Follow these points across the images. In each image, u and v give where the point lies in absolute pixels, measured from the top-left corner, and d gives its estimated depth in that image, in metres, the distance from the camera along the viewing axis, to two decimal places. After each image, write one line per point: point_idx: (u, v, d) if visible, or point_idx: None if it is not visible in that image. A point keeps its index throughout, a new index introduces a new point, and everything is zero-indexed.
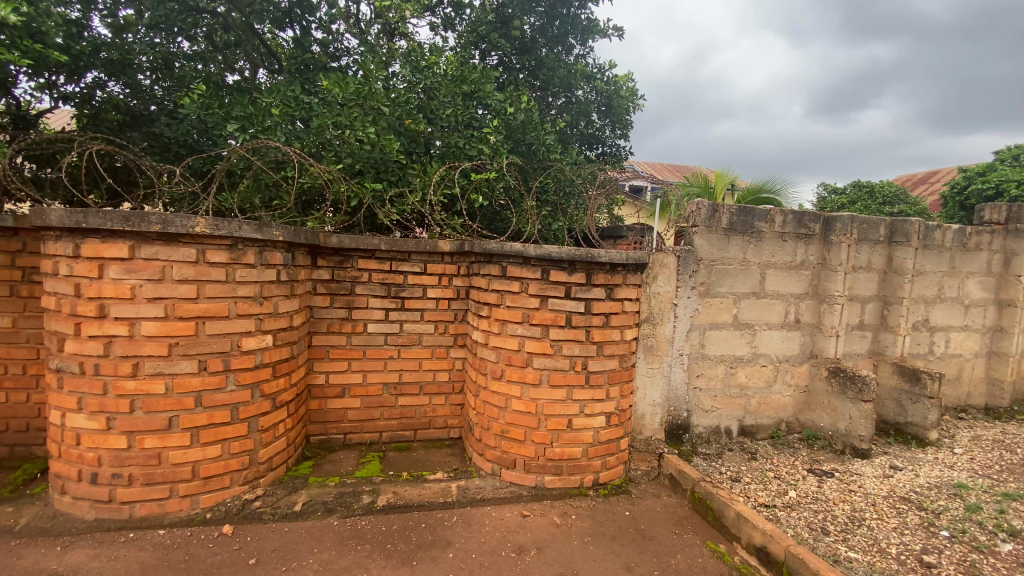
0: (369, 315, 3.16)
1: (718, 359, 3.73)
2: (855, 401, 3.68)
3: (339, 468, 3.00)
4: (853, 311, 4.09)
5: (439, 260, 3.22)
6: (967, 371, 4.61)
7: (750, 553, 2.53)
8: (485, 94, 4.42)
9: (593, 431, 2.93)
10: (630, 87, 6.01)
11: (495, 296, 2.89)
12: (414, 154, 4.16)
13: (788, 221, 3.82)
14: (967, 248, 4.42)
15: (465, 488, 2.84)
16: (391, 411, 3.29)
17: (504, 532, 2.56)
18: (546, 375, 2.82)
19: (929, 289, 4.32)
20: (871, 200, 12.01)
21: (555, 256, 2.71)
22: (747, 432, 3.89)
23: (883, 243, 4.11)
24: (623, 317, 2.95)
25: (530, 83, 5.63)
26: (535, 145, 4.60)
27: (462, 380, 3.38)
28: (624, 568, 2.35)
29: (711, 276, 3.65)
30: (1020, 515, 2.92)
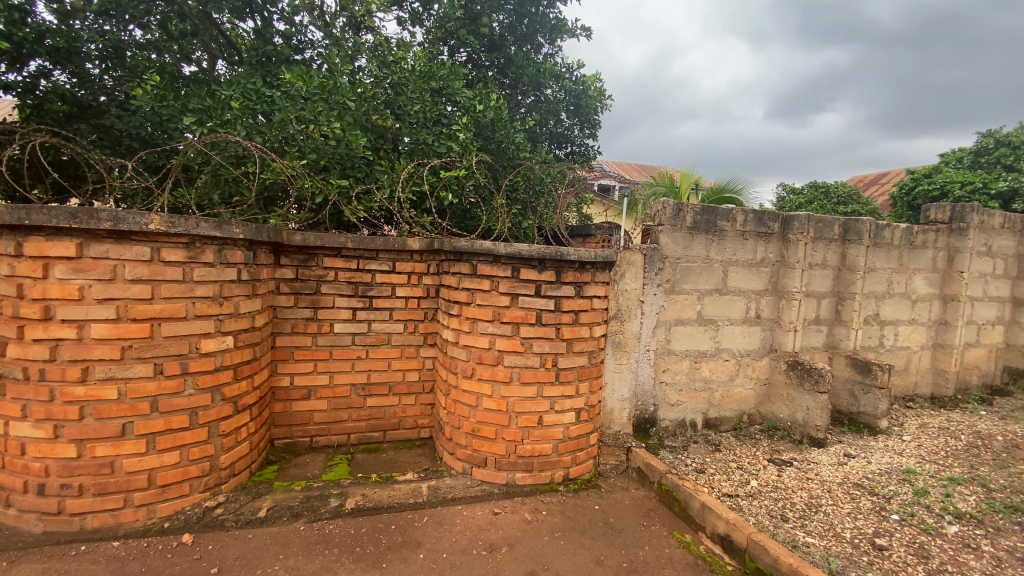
0: (336, 314, 3.09)
1: (683, 353, 3.82)
2: (812, 393, 3.84)
3: (306, 471, 2.93)
4: (811, 307, 4.26)
5: (408, 259, 3.18)
6: (914, 362, 4.87)
7: (714, 542, 2.61)
8: (454, 91, 4.38)
9: (563, 427, 2.95)
10: (598, 88, 6.08)
11: (465, 294, 2.87)
12: (380, 150, 4.12)
13: (749, 220, 3.94)
14: (915, 246, 4.66)
15: (436, 488, 2.83)
16: (359, 412, 3.24)
17: (476, 531, 2.56)
18: (517, 373, 2.83)
19: (880, 285, 4.54)
20: (827, 200, 12.51)
21: (525, 254, 2.72)
22: (711, 425, 4.00)
23: (838, 241, 4.30)
24: (592, 314, 2.98)
25: (499, 80, 5.61)
26: (504, 143, 4.59)
27: (432, 379, 3.36)
28: (594, 562, 2.38)
29: (676, 274, 3.73)
30: (962, 498, 3.11)
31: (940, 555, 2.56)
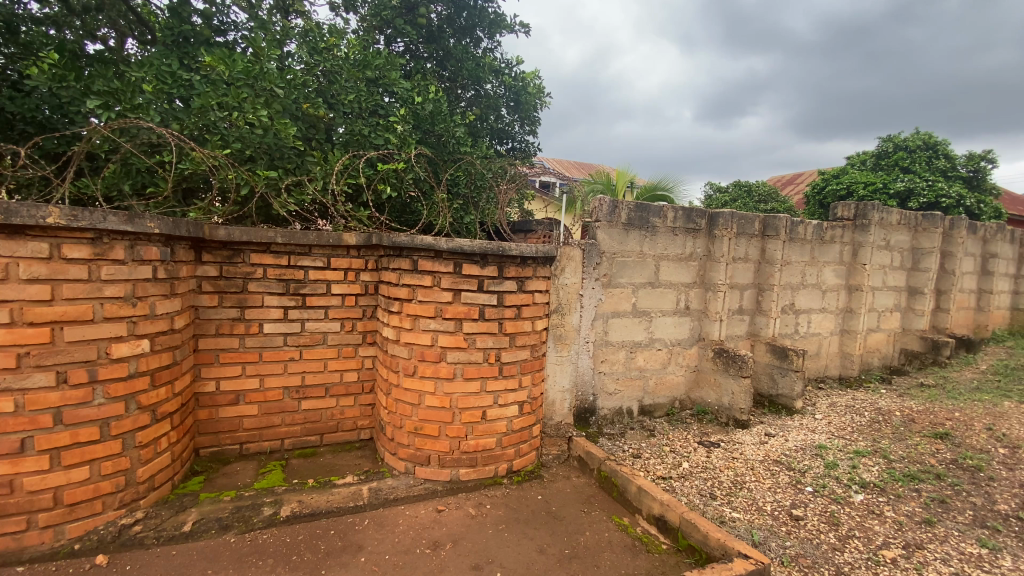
0: (266, 314, 2.94)
1: (620, 344, 3.97)
2: (736, 377, 4.11)
3: (236, 480, 2.78)
4: (734, 298, 4.56)
5: (344, 254, 3.07)
6: (824, 347, 5.33)
7: (650, 523, 2.73)
8: (391, 82, 4.36)
9: (506, 420, 2.98)
10: (538, 85, 6.15)
11: (406, 291, 2.80)
12: (312, 140, 4.02)
13: (679, 217, 4.14)
14: (824, 241, 5.10)
15: (378, 489, 2.76)
16: (294, 416, 3.10)
17: (419, 530, 2.53)
18: (460, 369, 2.81)
19: (795, 277, 4.93)
20: (749, 198, 13.39)
21: (467, 249, 2.71)
22: (646, 411, 4.19)
23: (758, 237, 4.61)
24: (534, 309, 3.02)
25: (438, 73, 5.54)
26: (444, 137, 4.54)
27: (372, 379, 3.27)
28: (537, 551, 2.43)
29: (613, 268, 3.86)
30: (865, 468, 3.45)
31: (848, 522, 2.82)
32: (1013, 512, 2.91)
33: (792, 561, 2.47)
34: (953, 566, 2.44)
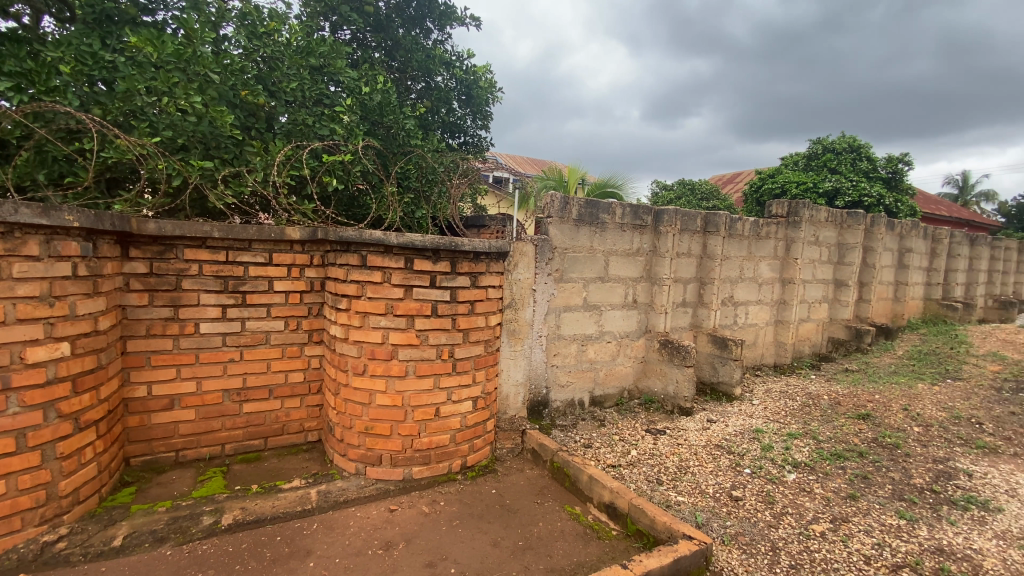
0: (202, 313, 2.78)
1: (572, 338, 4.05)
2: (680, 367, 4.29)
3: (171, 490, 2.62)
4: (678, 291, 4.75)
5: (287, 250, 2.94)
6: (761, 336, 5.66)
7: (601, 510, 2.81)
8: (336, 70, 4.25)
9: (460, 416, 2.97)
10: (489, 79, 6.12)
11: (354, 287, 2.72)
12: (252, 129, 3.84)
13: (626, 213, 4.27)
14: (761, 237, 5.40)
15: (327, 492, 2.69)
16: (235, 419, 2.96)
17: (370, 530, 2.49)
18: (412, 366, 2.77)
19: (733, 271, 5.19)
20: (693, 196, 13.98)
21: (418, 244, 2.66)
22: (597, 402, 4.30)
23: (700, 233, 4.83)
24: (487, 304, 3.02)
25: (387, 63, 5.41)
26: (393, 129, 4.45)
27: (319, 379, 3.17)
28: (491, 545, 2.44)
29: (564, 263, 3.93)
30: (797, 449, 3.70)
31: (782, 500, 3.02)
32: (924, 484, 3.22)
33: (732, 539, 2.62)
34: (874, 536, 2.67)
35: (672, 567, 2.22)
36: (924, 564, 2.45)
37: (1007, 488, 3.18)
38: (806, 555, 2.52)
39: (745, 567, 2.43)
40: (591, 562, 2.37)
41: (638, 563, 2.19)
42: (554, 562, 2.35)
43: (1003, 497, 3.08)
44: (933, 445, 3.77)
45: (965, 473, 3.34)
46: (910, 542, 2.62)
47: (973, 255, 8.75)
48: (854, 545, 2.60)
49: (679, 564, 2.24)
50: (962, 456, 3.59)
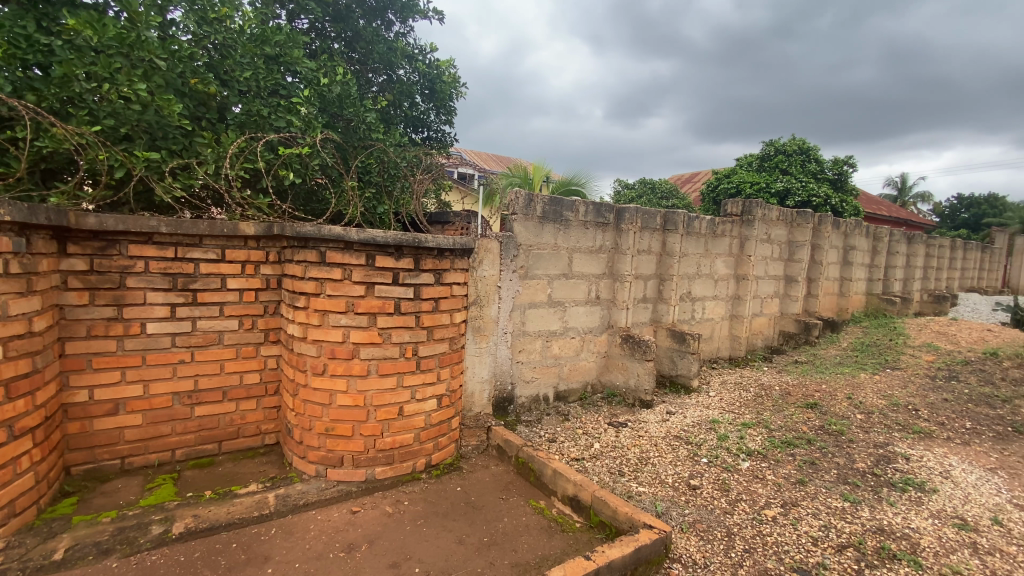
0: (149, 313, 2.64)
1: (536, 334, 4.08)
2: (641, 360, 4.40)
3: (117, 499, 2.48)
4: (640, 287, 4.87)
5: (241, 246, 2.82)
6: (717, 330, 5.87)
7: (565, 503, 2.85)
8: (293, 60, 4.13)
9: (424, 415, 2.94)
10: (453, 74, 6.06)
11: (313, 285, 2.65)
12: (202, 119, 3.66)
13: (589, 211, 4.33)
14: (717, 234, 5.59)
15: (286, 495, 2.61)
16: (186, 423, 2.83)
17: (332, 533, 2.43)
18: (374, 365, 2.72)
19: (691, 267, 5.36)
20: (653, 195, 14.32)
21: (380, 240, 2.62)
22: (561, 397, 4.35)
23: (659, 231, 4.96)
24: (452, 301, 2.99)
25: (346, 54, 5.28)
26: (353, 122, 4.41)
27: (277, 379, 3.07)
28: (456, 542, 2.44)
29: (529, 260, 3.95)
30: (751, 438, 3.86)
31: (737, 487, 3.15)
32: (866, 468, 3.42)
33: (691, 527, 2.71)
34: (821, 518, 2.82)
35: (633, 557, 2.28)
36: (866, 543, 2.61)
37: (939, 469, 3.43)
38: (758, 539, 2.64)
39: (703, 553, 2.52)
40: (555, 554, 2.41)
41: (601, 553, 2.22)
42: (519, 556, 2.37)
43: (935, 478, 3.31)
44: (874, 431, 4.02)
45: (902, 456, 3.58)
46: (853, 523, 2.79)
47: (910, 253, 9.36)
48: (803, 527, 2.74)
49: (640, 553, 2.30)
50: (900, 441, 3.84)
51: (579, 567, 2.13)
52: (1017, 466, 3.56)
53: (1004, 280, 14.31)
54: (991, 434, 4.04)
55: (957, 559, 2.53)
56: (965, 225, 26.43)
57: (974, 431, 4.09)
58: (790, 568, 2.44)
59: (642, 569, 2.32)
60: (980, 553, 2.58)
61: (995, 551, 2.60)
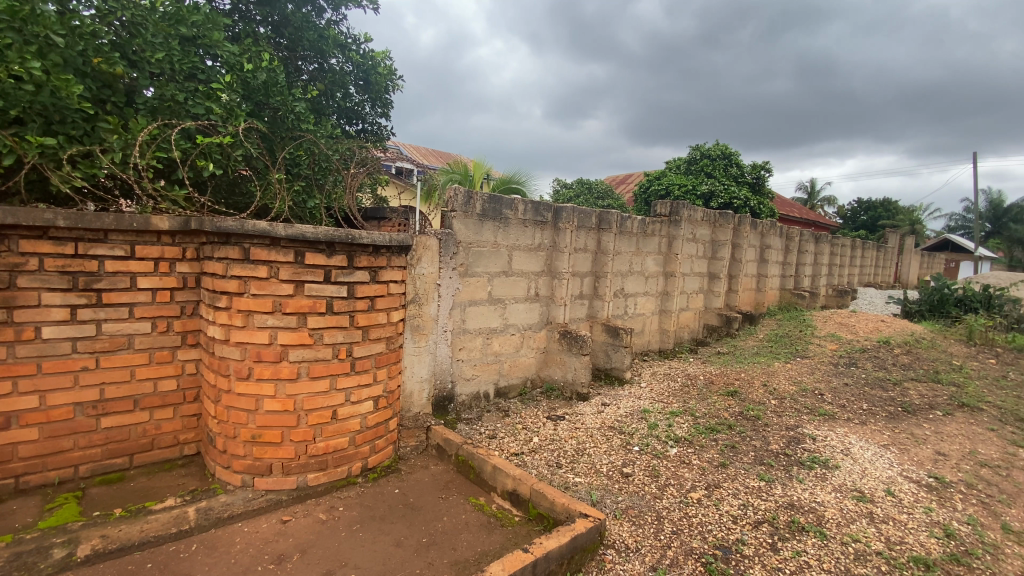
0: (45, 315, 2.37)
1: (476, 331, 4.08)
2: (578, 355, 4.54)
3: (9, 523, 2.22)
4: (576, 284, 5.01)
5: (153, 242, 2.60)
6: (648, 325, 6.16)
7: (504, 498, 2.88)
8: (213, 43, 3.86)
9: (360, 417, 2.85)
10: (389, 65, 5.91)
11: (236, 284, 2.49)
12: (108, 102, 3.33)
13: (528, 209, 4.38)
14: (647, 233, 5.86)
15: (207, 509, 2.44)
16: (91, 437, 2.57)
17: (259, 546, 2.31)
18: (305, 367, 2.61)
19: (624, 265, 5.59)
20: (589, 195, 14.77)
21: (309, 237, 2.51)
22: (501, 393, 4.38)
23: (594, 229, 5.13)
24: (388, 300, 2.92)
25: (274, 40, 5.00)
26: (281, 111, 4.22)
27: (196, 386, 2.86)
28: (393, 545, 2.39)
29: (468, 258, 3.94)
30: (678, 425, 4.09)
31: (665, 473, 3.33)
32: (779, 449, 3.73)
33: (624, 513, 2.84)
34: (740, 498, 3.05)
35: (570, 546, 2.34)
36: (779, 518, 2.85)
37: (840, 447, 3.80)
38: (685, 520, 2.81)
39: (635, 537, 2.64)
40: (494, 549, 2.43)
41: (539, 545, 2.27)
42: (458, 554, 2.37)
43: (837, 455, 3.68)
44: (786, 415, 4.38)
45: (810, 437, 3.94)
46: (768, 500, 3.03)
47: (817, 251, 10.27)
48: (725, 507, 2.95)
49: (576, 542, 2.37)
50: (808, 423, 4.22)
51: (517, 560, 2.16)
52: (903, 441, 4.03)
53: (896, 277, 16.00)
54: (883, 414, 4.53)
55: (856, 528, 2.82)
56: (864, 226, 29.34)
57: (869, 412, 4.58)
58: (713, 546, 2.61)
59: (579, 557, 2.40)
60: (875, 521, 2.89)
61: (887, 519, 2.93)
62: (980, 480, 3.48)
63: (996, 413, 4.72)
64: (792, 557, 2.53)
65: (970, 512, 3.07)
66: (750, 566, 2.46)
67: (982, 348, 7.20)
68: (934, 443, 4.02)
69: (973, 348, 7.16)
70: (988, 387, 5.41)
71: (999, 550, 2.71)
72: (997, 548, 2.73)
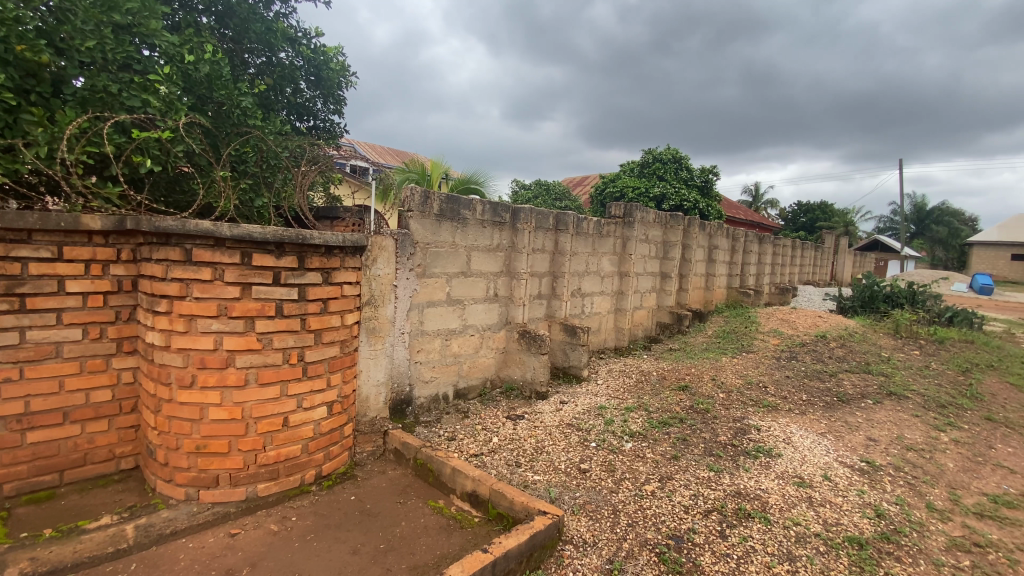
0: None
1: (435, 333, 4.05)
2: (537, 354, 4.59)
3: None
4: (535, 285, 5.06)
5: (84, 242, 2.43)
6: (604, 324, 6.30)
7: (463, 500, 2.88)
8: (150, 32, 3.64)
9: (313, 424, 2.76)
10: (341, 61, 5.76)
11: (177, 287, 2.36)
12: (31, 92, 3.06)
13: (486, 210, 4.39)
14: (603, 234, 6.00)
15: (148, 526, 2.31)
16: (15, 453, 2.37)
17: (206, 562, 2.20)
18: (253, 374, 2.50)
19: (581, 265, 5.70)
20: (547, 196, 14.97)
21: (257, 237, 2.41)
22: (461, 395, 4.36)
23: (552, 230, 5.20)
24: (342, 302, 2.85)
25: (218, 31, 4.75)
26: (225, 106, 4.03)
27: (134, 396, 2.69)
28: (350, 553, 2.34)
29: (426, 258, 3.90)
30: (633, 420, 4.21)
31: (621, 467, 3.42)
32: (727, 440, 3.91)
33: (581, 509, 2.89)
34: (692, 488, 3.17)
35: (529, 544, 2.37)
36: (727, 506, 2.99)
37: (783, 436, 4.03)
38: (640, 512, 2.89)
39: (592, 532, 2.70)
40: (454, 551, 2.42)
41: (498, 545, 2.28)
42: (417, 559, 2.34)
43: (780, 444, 3.89)
44: (733, 407, 4.60)
45: (755, 428, 4.14)
46: (717, 489, 3.17)
47: (761, 251, 10.83)
48: (677, 498, 3.06)
49: (535, 539, 2.40)
50: (754, 415, 4.45)
51: (476, 561, 2.16)
52: (839, 429, 4.32)
53: (832, 275, 17.11)
54: (821, 404, 4.84)
55: (797, 512, 3.00)
56: (803, 227, 31.17)
57: (808, 402, 4.88)
58: (666, 536, 2.71)
59: (538, 554, 2.42)
60: (814, 505, 3.09)
61: (825, 502, 3.13)
62: (906, 463, 3.78)
63: (920, 400, 5.14)
64: (739, 543, 2.66)
65: (898, 493, 3.33)
66: (701, 554, 2.57)
67: (907, 340, 7.81)
68: (866, 429, 4.33)
69: (899, 341, 7.76)
70: (912, 377, 5.87)
71: (924, 527, 2.96)
72: (921, 525, 2.98)
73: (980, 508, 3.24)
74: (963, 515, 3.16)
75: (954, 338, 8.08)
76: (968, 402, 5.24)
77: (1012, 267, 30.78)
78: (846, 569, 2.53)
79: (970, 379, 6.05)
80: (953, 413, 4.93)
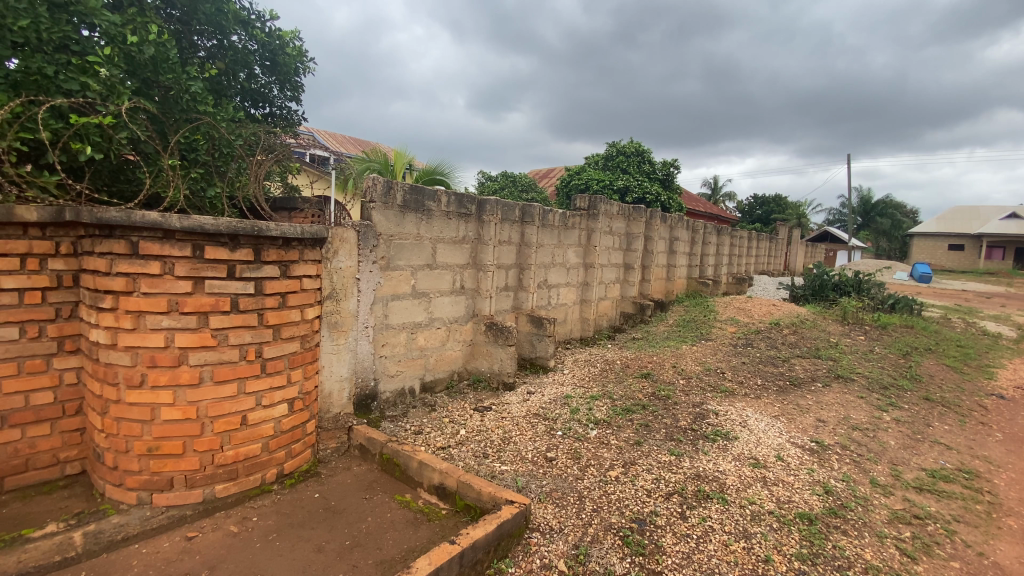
0: None
1: (401, 326, 4.00)
2: (504, 346, 4.62)
3: None
4: (501, 276, 5.07)
5: (18, 235, 2.26)
6: (570, 314, 6.39)
7: (430, 493, 2.87)
8: (89, 11, 3.41)
9: (274, 422, 2.69)
10: (297, 46, 5.54)
11: (122, 282, 2.24)
12: None
13: (451, 201, 4.36)
14: (568, 226, 6.06)
15: (98, 532, 2.21)
16: None
17: (160, 567, 2.13)
18: (208, 371, 2.41)
19: (547, 257, 5.75)
20: (514, 188, 14.98)
21: (209, 229, 2.31)
22: (428, 388, 4.34)
23: (518, 222, 5.22)
24: (301, 296, 2.78)
25: (164, 11, 4.45)
26: (173, 91, 3.81)
27: (78, 398, 2.54)
28: (314, 551, 2.30)
29: (390, 250, 3.84)
30: (598, 408, 4.30)
31: (586, 454, 3.49)
32: (687, 425, 4.05)
33: (547, 496, 2.94)
34: (653, 472, 3.28)
35: (496, 533, 2.39)
36: (687, 488, 3.11)
37: (739, 419, 4.21)
38: (605, 498, 2.97)
39: (558, 518, 2.75)
40: (421, 545, 2.42)
41: (465, 536, 2.29)
42: (383, 553, 2.33)
43: (736, 427, 4.06)
44: (692, 393, 4.77)
45: (713, 413, 4.31)
46: (677, 473, 3.28)
47: (720, 243, 11.21)
48: (640, 482, 3.16)
49: (503, 528, 2.42)
50: (712, 400, 4.62)
51: (443, 552, 2.16)
52: (791, 411, 4.54)
53: (786, 265, 17.84)
54: (775, 388, 5.07)
55: (752, 491, 3.15)
56: (760, 220, 32.37)
57: (763, 387, 5.10)
58: (630, 519, 2.78)
59: (506, 542, 2.45)
60: (768, 484, 3.24)
61: (778, 481, 3.30)
62: (852, 442, 4.02)
63: (864, 382, 5.47)
64: (699, 523, 2.77)
65: (845, 470, 3.55)
66: (663, 535, 2.66)
67: (853, 326, 8.28)
68: (816, 411, 4.57)
69: (847, 327, 8.21)
70: (857, 360, 6.23)
71: (868, 502, 3.16)
72: (866, 499, 3.19)
73: (919, 483, 3.49)
74: (904, 489, 3.40)
75: (896, 323, 8.62)
76: (908, 384, 5.61)
77: (947, 256, 32.98)
78: (797, 543, 2.68)
79: (910, 362, 6.48)
80: (894, 394, 5.28)
